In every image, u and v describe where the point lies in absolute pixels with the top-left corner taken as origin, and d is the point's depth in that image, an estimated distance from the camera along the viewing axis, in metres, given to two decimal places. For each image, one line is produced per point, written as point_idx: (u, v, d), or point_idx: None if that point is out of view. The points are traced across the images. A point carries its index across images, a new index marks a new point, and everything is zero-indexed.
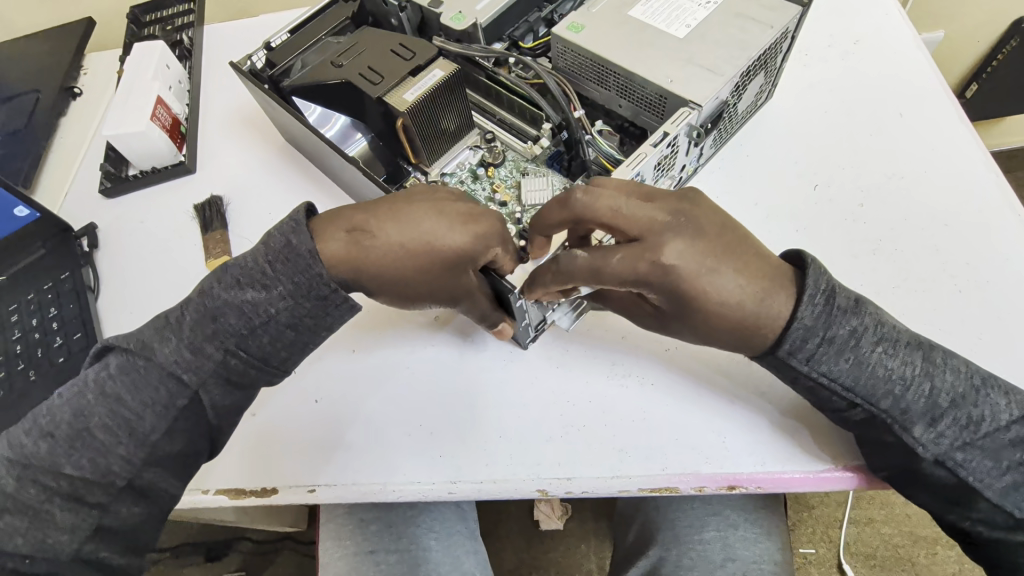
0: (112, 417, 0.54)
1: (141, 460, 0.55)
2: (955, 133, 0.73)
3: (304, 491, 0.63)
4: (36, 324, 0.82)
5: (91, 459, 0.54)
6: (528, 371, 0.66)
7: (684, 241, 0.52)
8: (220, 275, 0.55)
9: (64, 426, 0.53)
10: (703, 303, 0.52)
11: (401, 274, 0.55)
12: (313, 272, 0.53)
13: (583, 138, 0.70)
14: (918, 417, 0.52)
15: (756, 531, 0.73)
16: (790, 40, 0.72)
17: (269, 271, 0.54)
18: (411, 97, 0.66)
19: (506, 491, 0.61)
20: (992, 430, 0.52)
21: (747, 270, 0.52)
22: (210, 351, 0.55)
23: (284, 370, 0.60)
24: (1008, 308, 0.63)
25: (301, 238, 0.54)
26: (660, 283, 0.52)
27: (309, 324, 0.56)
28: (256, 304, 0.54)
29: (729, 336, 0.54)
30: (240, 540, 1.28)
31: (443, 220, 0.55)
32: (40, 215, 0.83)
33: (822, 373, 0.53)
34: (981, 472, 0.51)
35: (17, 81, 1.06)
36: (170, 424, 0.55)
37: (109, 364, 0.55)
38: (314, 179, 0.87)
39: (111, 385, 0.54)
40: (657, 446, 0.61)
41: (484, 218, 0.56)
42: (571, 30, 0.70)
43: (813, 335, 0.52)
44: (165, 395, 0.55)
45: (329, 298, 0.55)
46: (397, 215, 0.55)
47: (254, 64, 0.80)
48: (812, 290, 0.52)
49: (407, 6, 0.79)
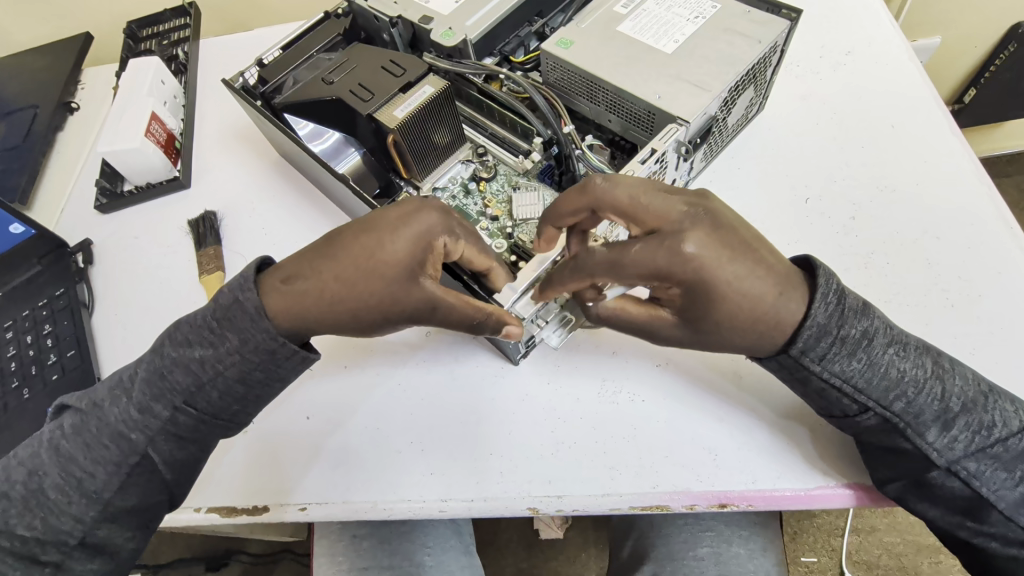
0: (64, 476, 0.55)
1: (92, 518, 0.55)
2: (946, 143, 0.73)
3: (295, 508, 0.63)
4: (31, 341, 0.82)
5: (42, 519, 0.55)
6: (519, 387, 0.66)
7: (704, 230, 0.51)
8: (173, 332, 0.56)
9: (19, 486, 0.55)
10: (726, 295, 0.51)
11: (354, 303, 0.53)
12: (260, 328, 0.52)
13: (573, 153, 0.70)
14: (931, 421, 0.51)
15: (751, 547, 0.73)
16: (780, 54, 0.71)
17: (216, 330, 0.54)
18: (401, 114, 0.66)
19: (496, 509, 0.60)
20: (1005, 435, 0.51)
21: (765, 270, 0.51)
22: (158, 410, 0.55)
23: (238, 424, 0.59)
24: (1001, 322, 0.62)
25: (248, 295, 0.53)
26: (683, 273, 0.50)
27: (259, 378, 0.55)
28: (203, 361, 0.54)
29: (756, 330, 0.52)
30: (239, 551, 1.28)
31: (375, 235, 0.53)
32: (35, 232, 0.83)
33: (834, 374, 0.53)
34: (996, 484, 0.50)
35: (15, 96, 1.07)
36: (122, 481, 0.56)
37: (63, 425, 0.57)
38: (308, 194, 0.88)
39: (65, 445, 0.56)
40: (648, 464, 0.61)
41: (415, 217, 0.55)
42: (560, 46, 0.70)
43: (827, 334, 0.52)
44: (117, 453, 0.55)
45: (278, 352, 0.53)
46: (328, 251, 0.54)
47: (246, 81, 0.81)
48: (824, 289, 0.52)
49: (398, 22, 0.79)
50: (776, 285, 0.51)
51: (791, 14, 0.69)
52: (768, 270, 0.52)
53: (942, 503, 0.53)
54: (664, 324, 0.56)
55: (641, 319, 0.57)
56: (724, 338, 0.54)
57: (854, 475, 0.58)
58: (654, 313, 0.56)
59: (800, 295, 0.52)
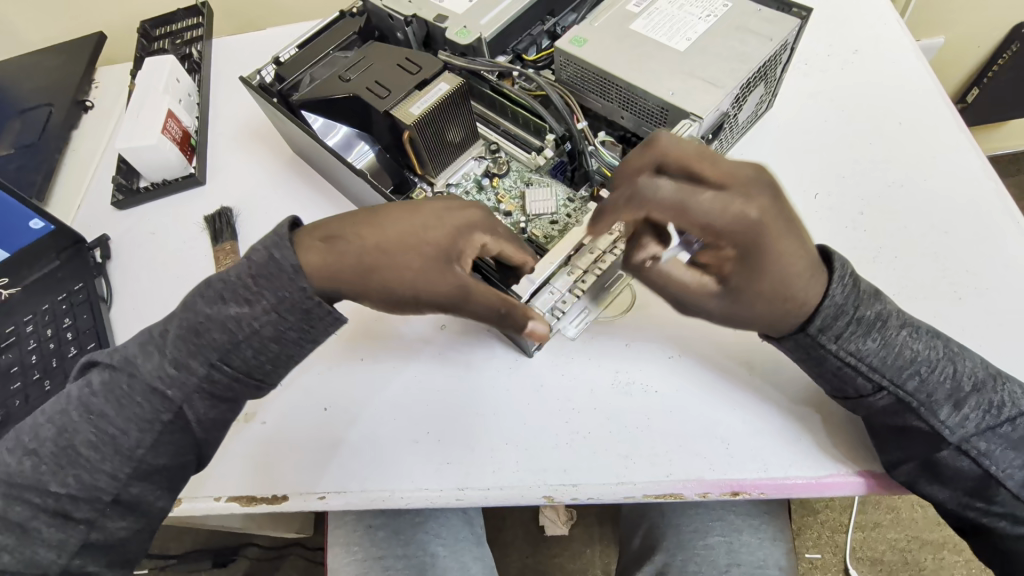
0: (96, 433, 0.56)
1: (126, 475, 0.57)
2: (954, 139, 0.75)
3: (314, 497, 0.64)
4: (51, 333, 0.84)
5: (77, 477, 0.56)
6: (533, 377, 0.68)
7: (768, 196, 0.52)
8: (204, 289, 0.57)
9: (48, 444, 0.56)
10: (776, 260, 0.52)
11: (388, 275, 0.56)
12: (298, 286, 0.55)
13: (586, 149, 0.72)
14: (943, 400, 0.52)
15: (760, 536, 0.74)
16: (790, 51, 0.73)
17: (253, 286, 0.55)
18: (417, 111, 0.68)
19: (512, 497, 0.62)
20: (1015, 415, 0.52)
21: (807, 247, 0.53)
22: (194, 365, 0.57)
23: (270, 384, 0.61)
24: (1008, 314, 0.63)
25: (284, 253, 0.55)
26: (744, 234, 0.51)
27: (293, 338, 0.57)
28: (240, 318, 0.56)
29: (783, 307, 0.53)
30: (247, 546, 1.29)
31: (420, 217, 0.57)
32: (54, 227, 0.85)
33: (849, 352, 0.54)
34: (1006, 463, 0.51)
35: (30, 95, 1.08)
36: (154, 438, 0.57)
37: (92, 382, 0.58)
38: (322, 190, 0.89)
39: (95, 402, 0.57)
40: (662, 453, 0.62)
41: (462, 212, 0.58)
42: (574, 43, 0.71)
43: (844, 313, 0.53)
44: (150, 411, 0.57)
45: (313, 311, 0.56)
46: (372, 221, 0.57)
47: (264, 78, 0.82)
48: (840, 273, 0.53)
49: (413, 21, 0.80)
50: (809, 266, 0.53)
51: (801, 13, 0.70)
52: (805, 252, 0.53)
53: (952, 485, 0.54)
54: (706, 290, 0.56)
55: (686, 280, 0.56)
56: (754, 312, 0.55)
57: (863, 464, 0.59)
58: (699, 277, 0.56)
59: (817, 282, 0.53)
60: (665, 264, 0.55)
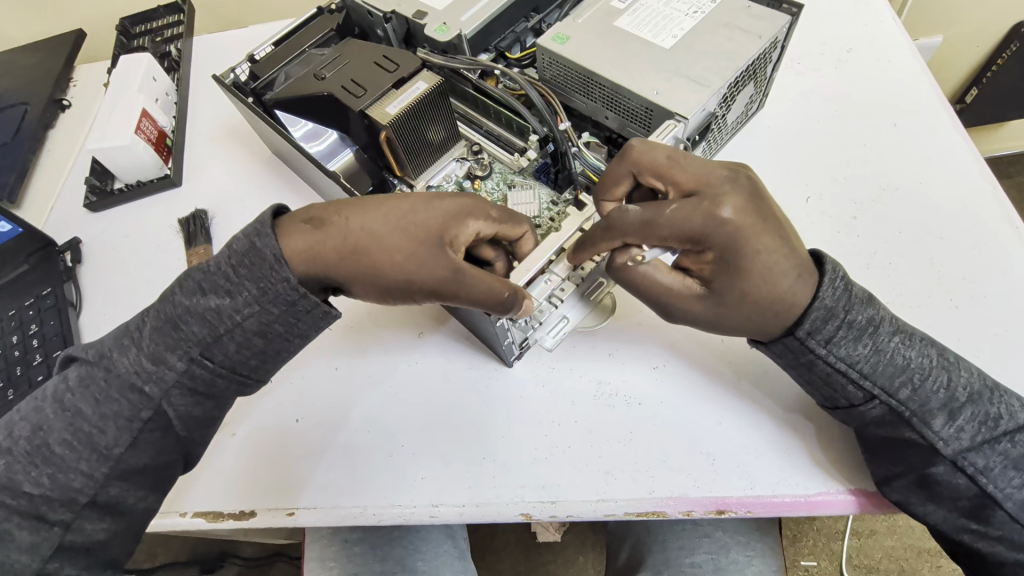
0: (72, 431, 0.54)
1: (103, 475, 0.54)
2: (950, 141, 0.72)
3: (284, 514, 0.61)
4: (17, 341, 0.81)
5: (51, 477, 0.53)
6: (513, 389, 0.65)
7: (741, 196, 0.51)
8: (182, 282, 0.55)
9: (22, 442, 0.53)
10: (754, 265, 0.50)
11: (375, 258, 0.54)
12: (280, 276, 0.52)
13: (568, 150, 0.66)
14: (937, 410, 0.50)
15: (749, 554, 0.71)
16: (780, 50, 0.70)
17: (234, 277, 0.53)
18: (394, 110, 0.65)
19: (490, 514, 0.59)
20: (1013, 430, 0.50)
21: (789, 249, 0.50)
22: (173, 360, 0.54)
23: (256, 379, 0.59)
24: (1005, 324, 0.60)
25: (265, 242, 0.52)
26: (717, 236, 0.51)
27: (278, 331, 0.55)
28: (220, 310, 0.53)
29: (773, 311, 0.50)
30: (230, 557, 1.26)
31: (413, 201, 0.56)
32: (22, 231, 0.81)
33: (839, 359, 0.51)
34: (1003, 482, 0.49)
35: (4, 94, 1.05)
36: (133, 437, 0.54)
37: (68, 377, 0.55)
38: (301, 193, 0.86)
39: (69, 398, 0.54)
40: (644, 469, 0.59)
41: (457, 198, 0.56)
42: (556, 41, 0.69)
43: (834, 316, 0.50)
44: (128, 407, 0.54)
45: (298, 304, 0.53)
46: (362, 207, 0.56)
47: (238, 77, 0.79)
48: (831, 276, 0.50)
49: (392, 17, 0.78)
50: (796, 269, 0.50)
51: (792, 9, 0.67)
52: (791, 251, 0.50)
53: (946, 505, 0.51)
54: (691, 294, 0.54)
55: (672, 286, 0.54)
56: (742, 316, 0.52)
57: (853, 481, 0.57)
58: (684, 282, 0.55)
59: (806, 284, 0.50)
60: (647, 267, 0.54)
